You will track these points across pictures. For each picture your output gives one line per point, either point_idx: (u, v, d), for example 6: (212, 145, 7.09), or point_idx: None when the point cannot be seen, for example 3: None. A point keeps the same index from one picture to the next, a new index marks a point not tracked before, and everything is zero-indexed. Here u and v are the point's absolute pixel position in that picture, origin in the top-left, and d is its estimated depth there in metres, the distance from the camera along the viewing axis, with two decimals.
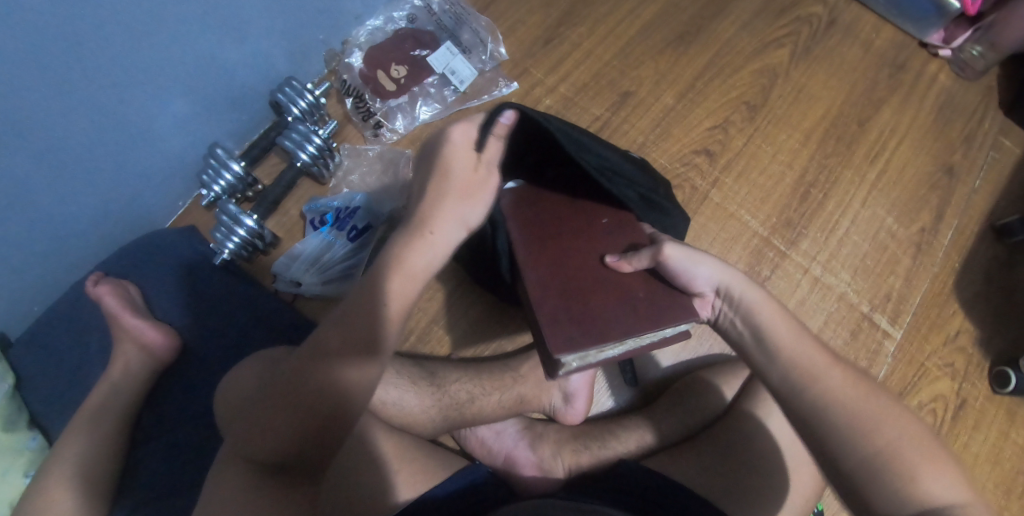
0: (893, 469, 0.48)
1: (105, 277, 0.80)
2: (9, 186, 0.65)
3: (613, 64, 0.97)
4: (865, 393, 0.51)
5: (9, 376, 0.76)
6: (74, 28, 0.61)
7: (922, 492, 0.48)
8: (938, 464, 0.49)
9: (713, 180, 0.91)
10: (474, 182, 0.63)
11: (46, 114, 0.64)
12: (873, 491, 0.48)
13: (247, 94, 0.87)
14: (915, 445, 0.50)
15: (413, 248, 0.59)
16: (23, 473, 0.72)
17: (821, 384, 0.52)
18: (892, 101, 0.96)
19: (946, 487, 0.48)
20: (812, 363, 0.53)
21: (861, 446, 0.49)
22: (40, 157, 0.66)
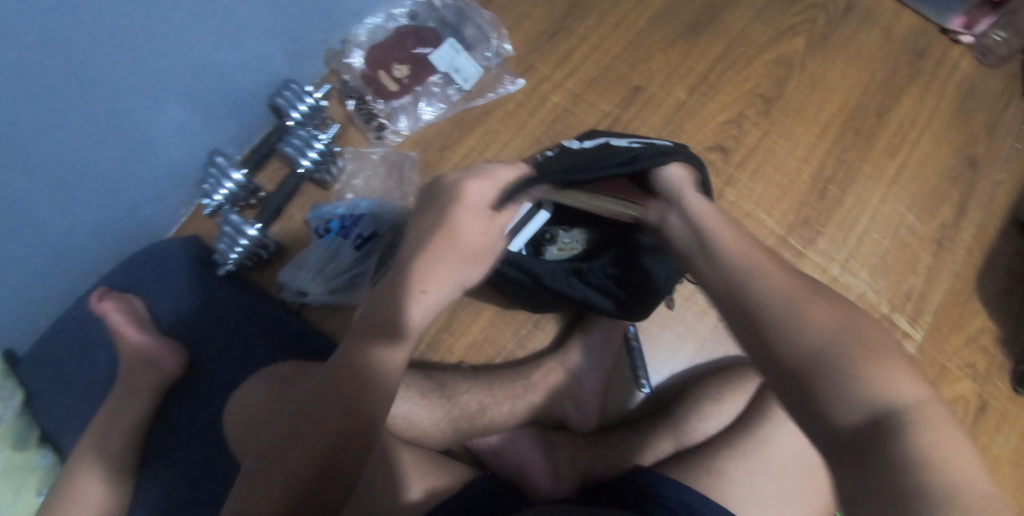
0: (833, 360, 0.38)
1: (109, 292, 0.79)
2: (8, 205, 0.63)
3: (622, 57, 0.94)
4: (800, 294, 0.43)
5: (19, 393, 0.76)
6: (69, 42, 0.59)
7: (880, 391, 0.37)
8: (887, 357, 0.39)
9: (727, 177, 0.88)
10: (482, 249, 0.59)
11: (44, 131, 0.62)
12: (820, 389, 0.38)
13: (246, 97, 0.84)
14: (863, 340, 0.40)
15: (401, 303, 0.52)
16: (37, 491, 0.72)
17: (755, 280, 0.45)
18: (912, 91, 0.93)
19: (905, 385, 0.37)
20: (748, 264, 0.47)
21: (798, 337, 0.40)
22: (42, 176, 0.65)
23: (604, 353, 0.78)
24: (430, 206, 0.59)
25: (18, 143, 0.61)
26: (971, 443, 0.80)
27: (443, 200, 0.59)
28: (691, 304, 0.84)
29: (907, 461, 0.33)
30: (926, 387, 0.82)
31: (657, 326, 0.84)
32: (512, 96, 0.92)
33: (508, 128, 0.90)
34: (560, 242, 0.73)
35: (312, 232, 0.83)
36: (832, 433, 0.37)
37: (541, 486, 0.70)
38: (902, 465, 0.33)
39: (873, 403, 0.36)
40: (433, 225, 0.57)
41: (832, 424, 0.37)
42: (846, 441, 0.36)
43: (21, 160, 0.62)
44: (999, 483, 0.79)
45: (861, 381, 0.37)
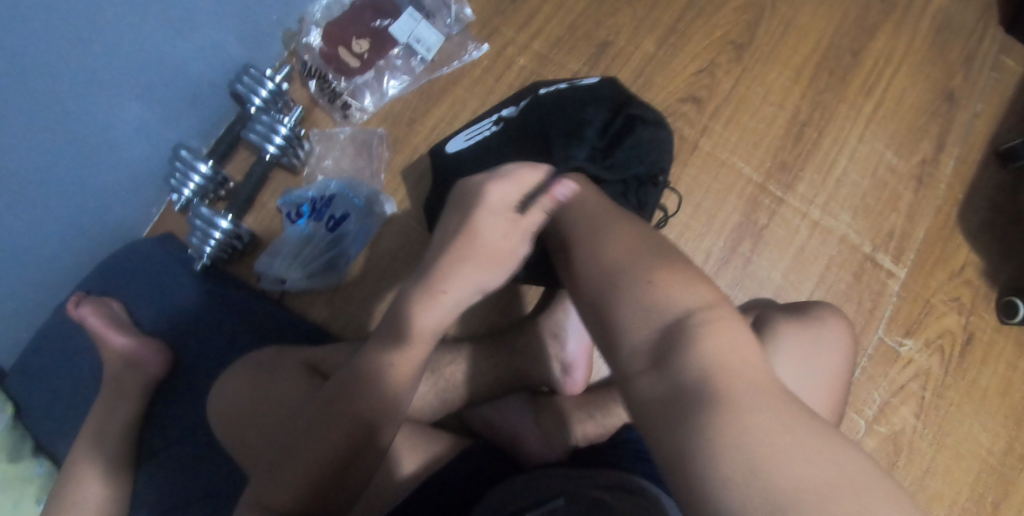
0: (627, 279, 0.45)
1: (86, 297, 0.77)
2: None
3: (587, 13, 0.91)
4: (608, 216, 0.51)
5: (8, 404, 0.75)
6: (23, 45, 0.57)
7: (671, 303, 0.42)
8: (679, 270, 0.44)
9: (702, 129, 0.86)
10: (501, 255, 0.49)
11: (1, 144, 0.60)
12: (615, 302, 0.44)
13: (206, 86, 0.82)
14: (661, 257, 0.46)
15: (420, 304, 0.48)
16: (36, 498, 0.72)
17: (565, 204, 0.53)
18: (886, 25, 0.90)
19: (692, 292, 0.43)
20: (569, 190, 0.55)
21: (600, 256, 0.47)
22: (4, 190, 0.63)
23: None
24: (455, 205, 0.51)
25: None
26: (959, 376, 0.81)
27: (460, 207, 0.50)
28: None
29: (693, 367, 0.39)
30: (912, 324, 0.82)
31: None
32: (476, 63, 0.90)
33: (475, 96, 0.88)
34: None
35: (285, 219, 0.82)
36: (628, 354, 0.42)
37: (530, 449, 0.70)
38: (686, 371, 0.39)
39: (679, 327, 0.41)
40: (456, 226, 0.50)
41: (626, 348, 0.43)
42: (643, 372, 0.41)
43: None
44: (987, 413, 0.80)
45: (648, 299, 0.43)
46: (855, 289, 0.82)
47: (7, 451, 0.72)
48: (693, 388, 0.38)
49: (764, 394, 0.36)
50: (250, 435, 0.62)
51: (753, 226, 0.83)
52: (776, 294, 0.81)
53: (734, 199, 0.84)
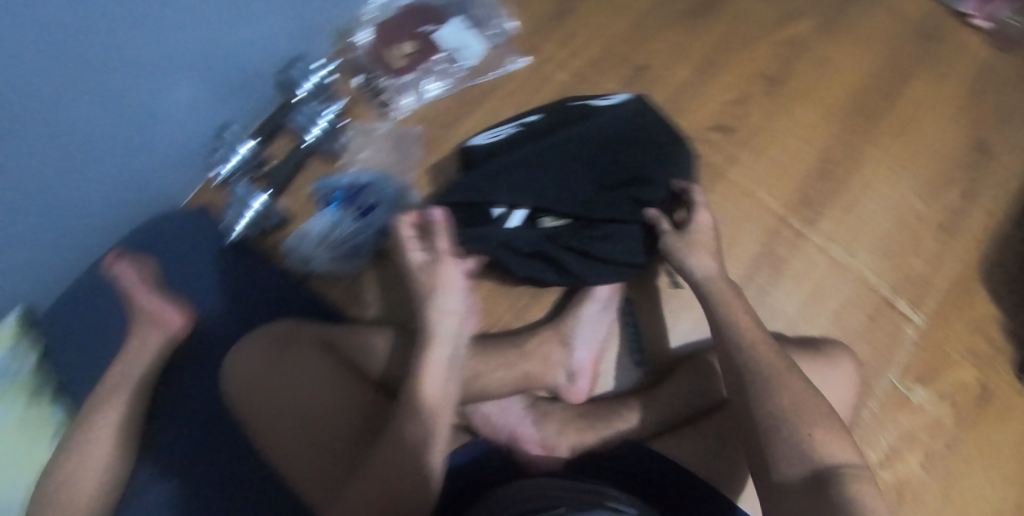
0: (798, 425, 0.54)
1: (124, 254, 0.83)
2: (31, 175, 0.66)
3: (626, 37, 0.94)
4: (780, 369, 0.58)
5: (35, 352, 0.80)
6: (87, 20, 0.62)
7: (825, 456, 0.52)
8: (832, 424, 0.54)
9: (729, 157, 0.88)
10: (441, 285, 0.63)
11: (57, 106, 0.64)
12: (770, 438, 0.54)
13: (256, 73, 0.86)
14: (814, 408, 0.55)
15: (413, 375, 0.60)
16: (50, 440, 0.76)
17: (732, 329, 0.62)
18: (923, 73, 0.91)
19: (836, 451, 0.53)
20: (727, 308, 0.64)
21: (771, 395, 0.56)
22: (58, 138, 0.66)
23: (598, 325, 0.79)
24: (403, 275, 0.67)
25: (39, 105, 0.62)
26: (971, 430, 0.79)
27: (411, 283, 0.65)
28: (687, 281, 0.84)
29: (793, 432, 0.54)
30: (925, 371, 0.81)
31: (654, 302, 0.84)
32: (515, 74, 0.93)
33: (510, 105, 0.92)
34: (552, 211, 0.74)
35: (317, 205, 0.87)
36: (778, 482, 0.52)
37: (534, 459, 0.70)
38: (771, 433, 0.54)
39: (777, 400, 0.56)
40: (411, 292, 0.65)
41: (780, 473, 0.52)
42: (791, 490, 0.51)
43: (44, 122, 0.64)
44: (997, 471, 0.78)
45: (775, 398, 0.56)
46: (869, 330, 0.81)
47: (30, 392, 0.77)
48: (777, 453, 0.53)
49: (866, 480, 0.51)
50: (277, 437, 0.64)
51: (772, 257, 0.84)
52: (787, 327, 0.81)
53: (754, 228, 0.85)
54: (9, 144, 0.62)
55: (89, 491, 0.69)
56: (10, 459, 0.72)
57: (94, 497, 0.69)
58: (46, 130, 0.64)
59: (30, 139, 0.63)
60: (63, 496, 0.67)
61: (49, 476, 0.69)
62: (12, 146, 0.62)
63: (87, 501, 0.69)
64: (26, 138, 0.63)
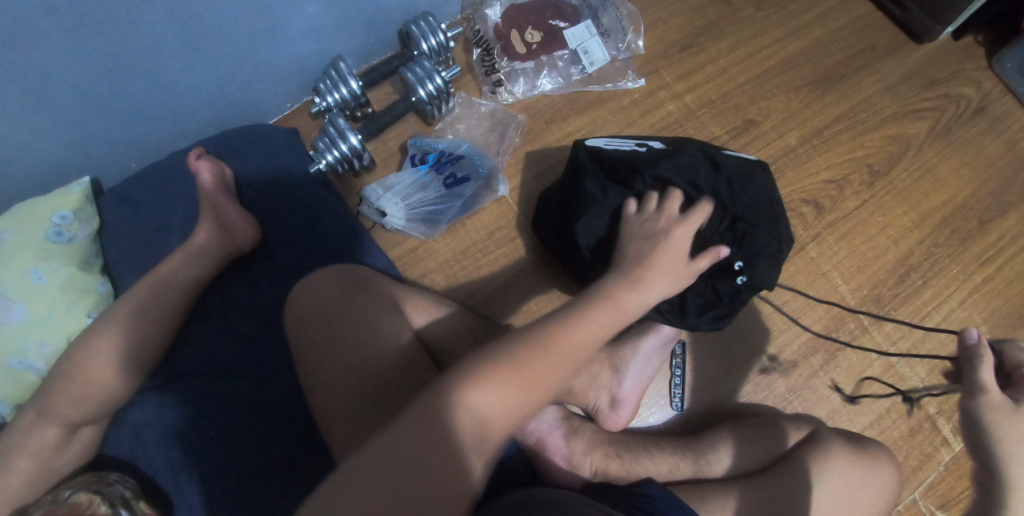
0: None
1: (206, 154, 0.81)
2: (136, 41, 0.67)
3: (745, 88, 0.94)
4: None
5: (96, 220, 0.79)
6: None
7: None
8: None
9: (814, 234, 0.87)
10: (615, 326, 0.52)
11: None
12: None
13: (383, 15, 0.86)
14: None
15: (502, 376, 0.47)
16: (87, 312, 0.74)
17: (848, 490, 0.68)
18: (1021, 208, 0.91)
19: None
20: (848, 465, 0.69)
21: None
22: (174, 11, 0.67)
23: (652, 361, 0.76)
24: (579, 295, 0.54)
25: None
26: None
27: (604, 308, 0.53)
28: (743, 343, 0.82)
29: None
30: (951, 499, 0.79)
31: (705, 351, 0.82)
32: (629, 93, 0.93)
33: (616, 121, 0.91)
34: None
35: (406, 161, 0.87)
36: None
37: (552, 468, 0.71)
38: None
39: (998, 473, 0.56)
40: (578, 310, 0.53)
41: None
42: None
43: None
44: None
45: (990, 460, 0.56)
46: (907, 442, 0.81)
47: (79, 260, 0.75)
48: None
49: None
50: (328, 380, 0.61)
51: (830, 342, 0.83)
52: (828, 414, 0.81)
53: (820, 310, 0.84)
54: (118, 3, 0.62)
55: (111, 370, 0.69)
56: (43, 320, 0.72)
57: (116, 376, 0.70)
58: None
59: (142, 5, 0.64)
60: (90, 366, 0.69)
61: (79, 343, 0.70)
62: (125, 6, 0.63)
63: (107, 379, 0.69)
64: (139, 4, 0.63)
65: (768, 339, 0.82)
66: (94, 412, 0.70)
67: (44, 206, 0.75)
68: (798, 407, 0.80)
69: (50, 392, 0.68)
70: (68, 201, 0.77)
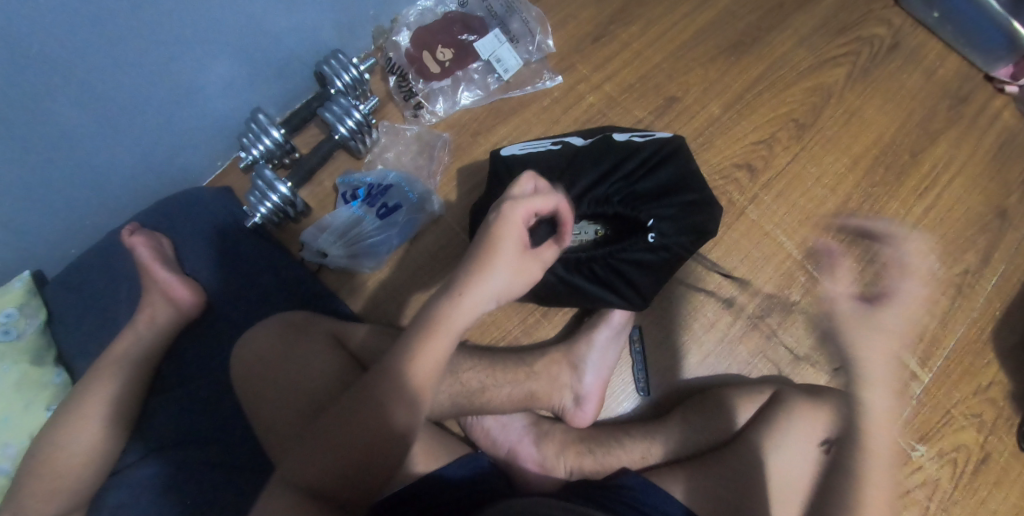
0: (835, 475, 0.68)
1: (140, 228, 0.81)
2: (56, 138, 0.68)
3: (661, 67, 0.95)
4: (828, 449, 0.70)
5: (43, 311, 0.79)
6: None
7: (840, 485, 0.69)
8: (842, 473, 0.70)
9: (752, 196, 0.88)
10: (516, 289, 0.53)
11: (89, 78, 0.65)
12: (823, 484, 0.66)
13: (293, 61, 0.87)
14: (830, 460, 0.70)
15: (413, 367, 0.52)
16: (46, 406, 0.75)
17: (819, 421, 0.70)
18: (949, 133, 0.92)
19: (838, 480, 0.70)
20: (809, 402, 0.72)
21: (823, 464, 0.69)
22: (80, 98, 0.66)
23: (608, 351, 0.77)
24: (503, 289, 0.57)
25: (65, 63, 0.62)
26: (966, 495, 0.79)
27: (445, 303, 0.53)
28: (699, 316, 0.83)
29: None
30: (928, 430, 0.80)
31: (663, 332, 0.82)
32: (548, 92, 0.94)
33: (541, 122, 0.92)
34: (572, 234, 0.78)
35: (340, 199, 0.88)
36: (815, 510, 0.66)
37: (528, 475, 0.73)
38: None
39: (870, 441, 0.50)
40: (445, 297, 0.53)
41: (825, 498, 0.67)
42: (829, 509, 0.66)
43: (67, 80, 0.64)
44: None
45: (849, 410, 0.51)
46: None
47: (31, 355, 0.76)
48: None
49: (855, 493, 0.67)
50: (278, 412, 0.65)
51: (784, 299, 0.84)
52: (793, 371, 0.81)
53: (770, 269, 0.85)
54: (30, 108, 0.63)
55: (77, 460, 0.70)
56: (3, 422, 0.72)
57: (83, 465, 0.70)
58: (68, 86, 0.64)
59: (54, 104, 0.65)
60: (56, 461, 0.69)
61: (42, 440, 0.71)
62: (37, 109, 0.64)
63: (74, 469, 0.70)
64: (51, 104, 0.64)
65: (723, 308, 0.83)
66: (71, 503, 0.70)
67: None
68: (764, 369, 0.81)
69: (20, 492, 0.68)
70: (10, 297, 0.76)
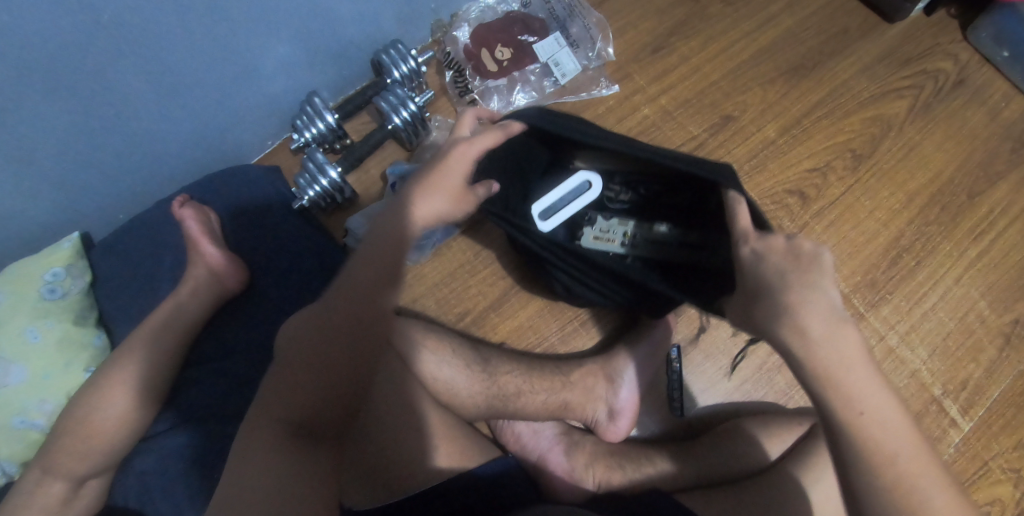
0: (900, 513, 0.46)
1: (190, 200, 0.82)
2: (117, 101, 0.68)
3: (719, 84, 0.94)
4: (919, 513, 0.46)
5: (89, 273, 0.79)
6: None
7: None
8: None
9: (802, 224, 0.87)
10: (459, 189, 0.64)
11: (156, 44, 0.66)
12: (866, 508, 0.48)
13: (352, 48, 0.87)
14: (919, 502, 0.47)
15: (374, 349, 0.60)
16: (85, 367, 0.76)
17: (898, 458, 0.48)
18: (1010, 177, 0.90)
19: None
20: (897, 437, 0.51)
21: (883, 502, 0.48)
22: (145, 67, 0.67)
23: (646, 368, 0.77)
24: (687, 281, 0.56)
25: (136, 28, 0.63)
26: None
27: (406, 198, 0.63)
28: (739, 341, 0.81)
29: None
30: (964, 480, 0.78)
31: (701, 353, 0.81)
32: (603, 100, 0.93)
33: None
34: (596, 227, 0.76)
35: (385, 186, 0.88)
36: None
37: (555, 484, 0.71)
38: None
39: (875, 471, 0.47)
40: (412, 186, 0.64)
41: None
42: None
43: (135, 48, 0.64)
44: None
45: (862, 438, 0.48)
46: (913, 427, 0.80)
47: (74, 314, 0.76)
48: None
49: None
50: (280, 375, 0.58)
51: None
52: None
53: None
54: (95, 68, 0.63)
55: (111, 424, 0.71)
56: (42, 378, 0.73)
57: (117, 429, 0.71)
58: (135, 52, 0.65)
59: (119, 68, 0.65)
60: (90, 421, 0.70)
61: (78, 400, 0.71)
62: (102, 71, 0.64)
63: (108, 432, 0.70)
64: (116, 67, 0.65)
65: None
66: (100, 464, 0.71)
67: (36, 265, 0.75)
68: (800, 401, 0.80)
69: (54, 449, 0.69)
70: (59, 257, 0.77)
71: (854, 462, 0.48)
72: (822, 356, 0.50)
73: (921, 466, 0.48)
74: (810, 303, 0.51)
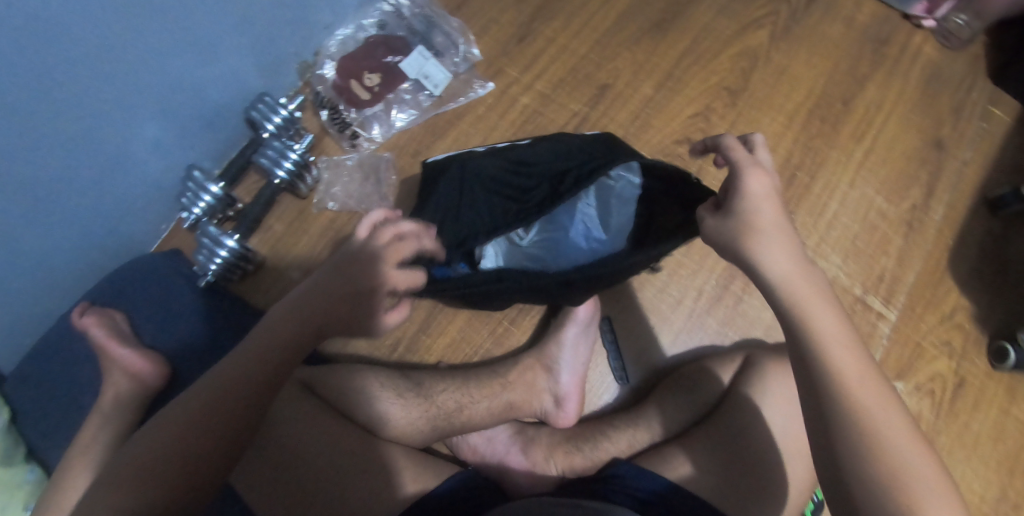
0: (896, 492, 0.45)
1: (92, 307, 0.79)
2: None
3: (589, 57, 0.95)
4: (916, 449, 0.47)
5: (5, 410, 0.76)
6: (42, 80, 0.59)
7: None
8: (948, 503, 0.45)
9: (696, 170, 0.90)
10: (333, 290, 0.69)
11: (17, 170, 0.62)
12: (853, 473, 0.46)
13: (221, 113, 0.85)
14: (914, 447, 0.47)
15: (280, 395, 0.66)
16: (24, 505, 0.73)
17: (884, 419, 0.47)
18: (877, 75, 0.94)
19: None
20: (863, 378, 0.49)
21: (904, 457, 0.46)
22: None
23: (580, 347, 0.78)
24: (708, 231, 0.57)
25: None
26: (951, 421, 0.80)
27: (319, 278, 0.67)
28: (665, 296, 0.84)
29: (869, 465, 0.46)
30: (903, 367, 0.82)
31: (632, 318, 0.83)
32: (482, 100, 0.94)
33: (478, 131, 0.93)
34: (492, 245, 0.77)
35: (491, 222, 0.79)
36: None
37: (519, 482, 0.73)
38: (846, 451, 0.47)
39: (840, 394, 0.48)
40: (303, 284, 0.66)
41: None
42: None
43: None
44: (977, 457, 0.79)
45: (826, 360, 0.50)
46: None
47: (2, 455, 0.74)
48: (857, 490, 0.45)
49: (930, 484, 0.46)
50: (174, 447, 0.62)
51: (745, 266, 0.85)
52: (764, 332, 0.83)
53: None
54: None
55: None
56: None
57: None
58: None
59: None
60: None
61: None
62: None
63: None
64: None
65: (685, 286, 0.84)
66: None
67: None
68: (735, 336, 0.83)
69: None
70: None
71: (833, 406, 0.48)
72: (790, 290, 0.53)
73: (882, 395, 0.49)
74: (777, 256, 0.53)
